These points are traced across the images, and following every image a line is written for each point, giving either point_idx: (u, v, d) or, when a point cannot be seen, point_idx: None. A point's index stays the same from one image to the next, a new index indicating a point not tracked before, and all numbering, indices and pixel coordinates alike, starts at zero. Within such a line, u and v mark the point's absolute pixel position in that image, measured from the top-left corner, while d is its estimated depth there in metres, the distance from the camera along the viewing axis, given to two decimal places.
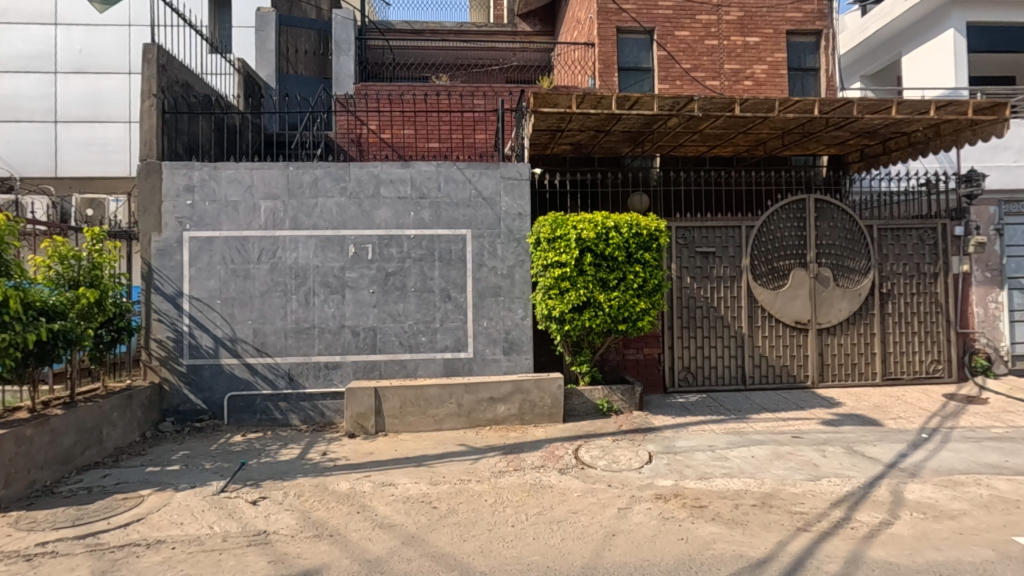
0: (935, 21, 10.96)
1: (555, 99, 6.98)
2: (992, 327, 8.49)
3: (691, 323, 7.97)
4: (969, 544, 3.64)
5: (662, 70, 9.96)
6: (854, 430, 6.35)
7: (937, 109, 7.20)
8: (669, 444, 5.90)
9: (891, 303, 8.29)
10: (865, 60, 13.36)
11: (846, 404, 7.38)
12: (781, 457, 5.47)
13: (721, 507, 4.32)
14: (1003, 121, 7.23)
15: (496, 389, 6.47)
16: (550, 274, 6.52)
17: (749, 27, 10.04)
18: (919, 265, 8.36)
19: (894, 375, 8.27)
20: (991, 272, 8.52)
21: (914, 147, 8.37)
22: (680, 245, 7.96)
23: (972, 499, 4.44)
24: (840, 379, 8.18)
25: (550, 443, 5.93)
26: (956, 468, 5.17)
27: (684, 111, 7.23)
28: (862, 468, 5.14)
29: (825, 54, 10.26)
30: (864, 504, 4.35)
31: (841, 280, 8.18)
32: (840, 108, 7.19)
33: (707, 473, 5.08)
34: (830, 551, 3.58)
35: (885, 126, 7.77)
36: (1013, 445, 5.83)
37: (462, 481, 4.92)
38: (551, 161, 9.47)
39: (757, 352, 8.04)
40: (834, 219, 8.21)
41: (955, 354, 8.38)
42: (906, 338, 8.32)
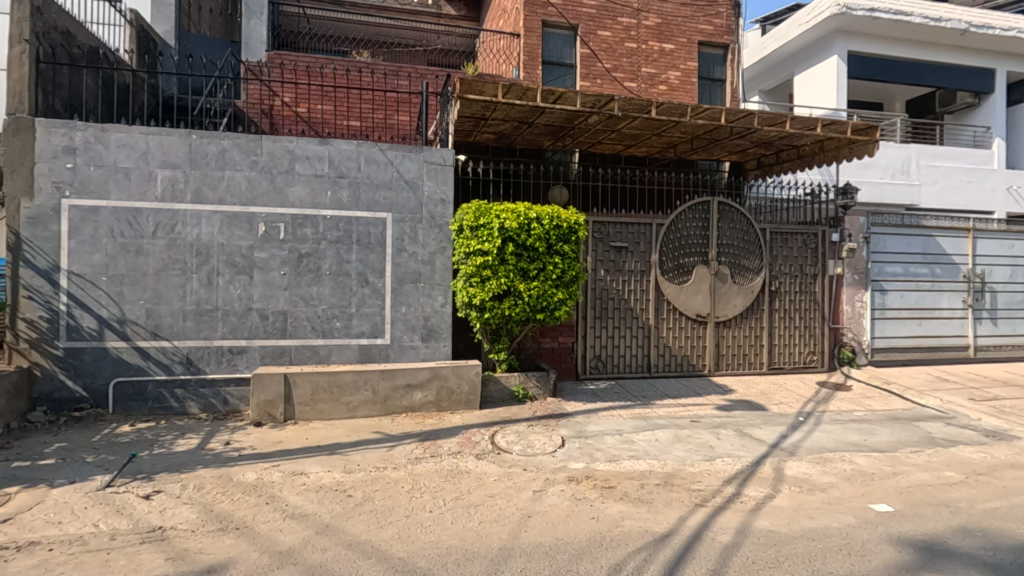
0: (823, 47, 12.15)
1: (481, 87, 6.97)
2: (857, 323, 9.64)
3: (603, 313, 8.33)
4: (835, 512, 4.15)
5: (584, 67, 10.23)
6: (743, 414, 6.98)
7: (823, 127, 8.01)
8: (580, 428, 6.15)
9: (778, 300, 9.15)
10: (763, 77, 14.52)
11: (737, 391, 8.09)
12: (681, 440, 5.89)
13: (628, 487, 4.60)
14: (875, 143, 8.18)
15: (413, 375, 6.40)
16: (471, 261, 6.53)
17: (665, 34, 10.56)
18: (802, 266, 9.29)
19: (778, 365, 9.15)
20: (858, 275, 9.65)
21: (802, 160, 9.27)
22: (596, 239, 8.27)
23: (839, 473, 5.04)
24: (733, 369, 8.93)
25: (466, 429, 5.97)
26: (826, 446, 5.84)
27: (604, 109, 7.47)
28: (750, 448, 5.67)
29: (731, 67, 11.02)
30: (751, 480, 4.81)
31: (737, 278, 8.90)
32: (743, 119, 7.79)
33: (615, 456, 5.37)
34: (723, 523, 3.93)
35: (779, 139, 8.51)
36: (871, 426, 6.68)
37: (377, 469, 4.84)
38: (473, 149, 9.49)
39: (661, 342, 8.57)
40: (733, 220, 8.90)
41: (828, 347, 9.43)
42: (789, 331, 9.23)
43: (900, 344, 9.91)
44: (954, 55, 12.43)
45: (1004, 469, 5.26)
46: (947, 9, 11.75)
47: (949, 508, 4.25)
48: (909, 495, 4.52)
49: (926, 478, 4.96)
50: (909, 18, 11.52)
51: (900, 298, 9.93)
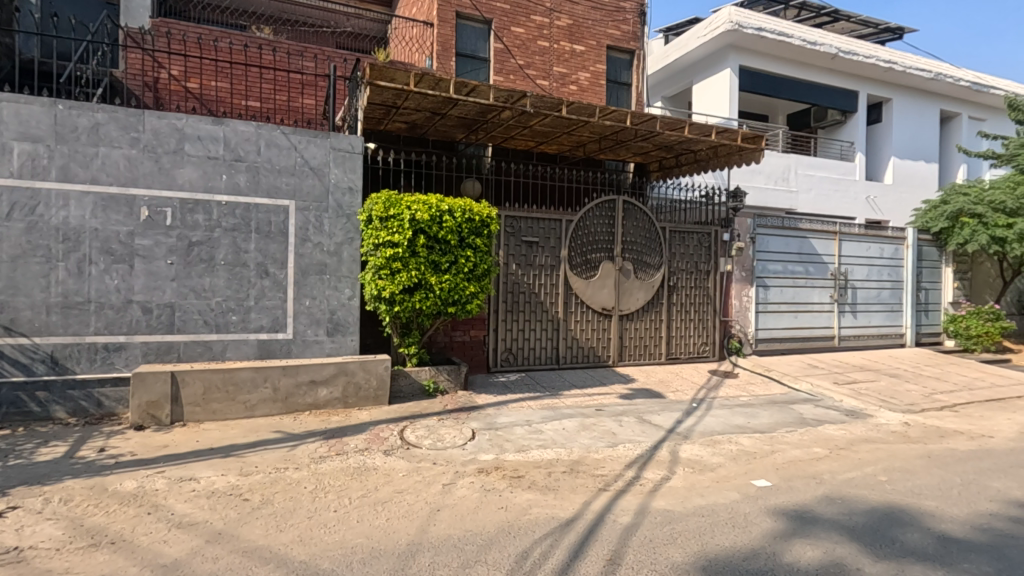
0: (718, 60, 13.07)
1: (393, 74, 6.78)
2: (743, 315, 10.53)
3: (514, 307, 8.44)
4: (722, 489, 4.51)
5: (498, 62, 10.27)
6: (644, 402, 7.40)
7: (717, 134, 8.63)
8: (491, 420, 6.21)
9: (676, 295, 9.76)
10: (664, 85, 15.35)
11: (638, 380, 8.56)
12: (587, 428, 6.13)
13: (536, 476, 4.71)
14: (760, 151, 8.96)
15: (318, 371, 6.13)
16: (381, 253, 6.35)
17: (576, 36, 10.86)
18: (697, 263, 9.97)
19: (675, 355, 9.78)
20: (745, 272, 10.53)
21: (698, 164, 9.95)
22: (508, 233, 8.36)
23: (726, 453, 5.48)
24: (635, 359, 9.41)
25: (374, 425, 5.81)
26: (715, 429, 6.33)
27: (517, 105, 7.56)
28: (649, 434, 6.02)
29: (636, 72, 11.55)
30: (650, 463, 5.11)
31: (639, 273, 9.38)
32: (647, 122, 8.20)
33: (524, 446, 5.48)
34: (624, 505, 4.13)
35: (679, 143, 9.06)
36: (753, 409, 7.34)
37: (277, 470, 4.59)
38: (383, 137, 9.23)
39: (569, 334, 8.84)
40: (637, 219, 9.37)
41: (718, 338, 10.22)
42: (685, 324, 9.89)
43: (779, 335, 10.94)
44: (826, 76, 13.88)
45: (860, 443, 5.99)
46: (821, 34, 13.11)
47: (816, 479, 4.77)
48: (784, 470, 5.02)
49: (798, 454, 5.53)
50: (790, 39, 12.71)
51: (779, 293, 10.95)
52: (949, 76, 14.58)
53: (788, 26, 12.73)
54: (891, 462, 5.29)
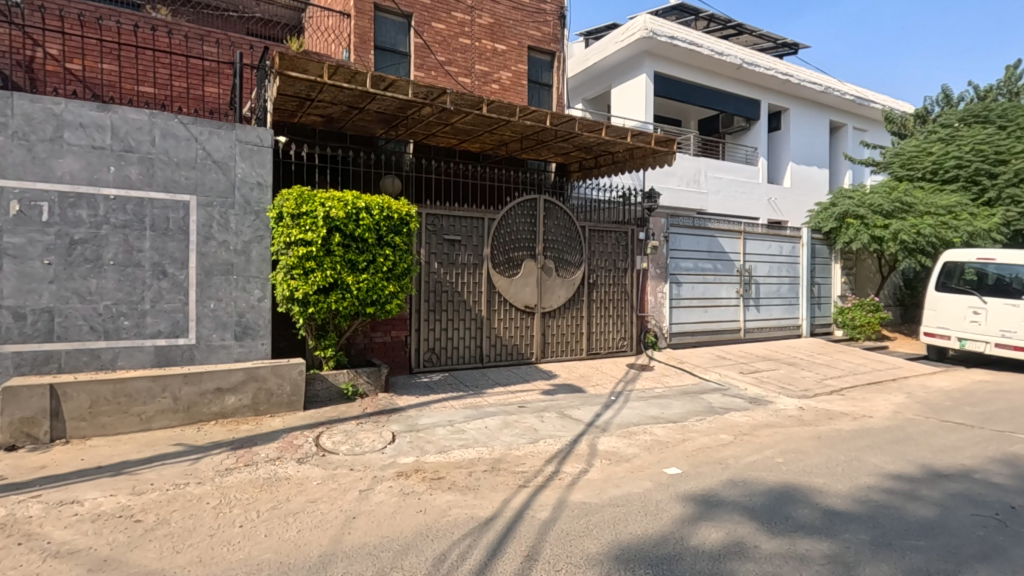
0: (634, 65, 13.59)
1: (305, 65, 6.48)
2: (658, 311, 11.04)
3: (437, 306, 8.35)
4: (636, 479, 4.70)
5: (418, 58, 10.10)
6: (565, 397, 7.57)
7: (633, 137, 8.96)
8: (412, 422, 6.10)
9: (595, 291, 10.05)
10: (584, 87, 15.73)
11: (560, 375, 8.75)
12: (509, 425, 6.17)
13: (457, 476, 4.68)
14: (672, 154, 9.41)
15: (225, 378, 5.76)
16: (293, 252, 6.06)
17: (498, 35, 10.89)
18: (615, 261, 10.32)
19: (595, 350, 10.07)
20: (660, 269, 11.04)
21: (616, 165, 10.29)
22: (429, 231, 8.25)
23: (641, 444, 5.71)
24: (557, 355, 9.60)
25: (287, 433, 5.54)
26: (632, 421, 6.58)
27: (437, 102, 7.46)
28: (569, 428, 6.16)
29: (557, 74, 11.76)
30: (569, 458, 5.22)
31: (560, 271, 9.57)
32: (566, 123, 8.36)
33: (445, 447, 5.42)
34: (542, 501, 4.20)
35: (597, 144, 9.32)
36: (667, 400, 7.71)
37: (176, 486, 4.26)
38: (297, 131, 8.83)
39: (493, 333, 8.87)
40: (558, 218, 9.55)
41: (636, 333, 10.64)
42: (605, 319, 10.21)
43: (691, 328, 11.57)
44: (732, 85, 14.79)
45: (761, 428, 6.45)
46: (728, 46, 13.98)
47: (721, 464, 5.07)
48: (693, 457, 5.30)
49: (706, 441, 5.86)
50: (700, 48, 13.44)
51: (691, 289, 11.55)
52: (836, 90, 16.01)
53: (697, 36, 13.45)
54: (787, 444, 5.73)
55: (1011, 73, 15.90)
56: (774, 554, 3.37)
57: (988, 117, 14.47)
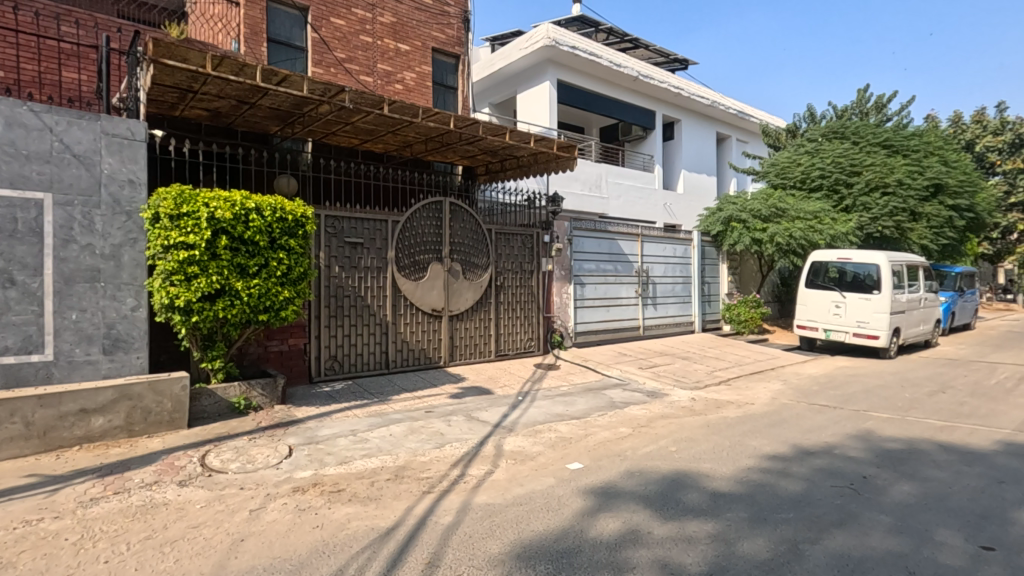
0: (538, 72, 13.91)
1: (184, 54, 5.97)
2: (564, 311, 11.38)
3: (338, 312, 8.03)
4: (540, 476, 4.78)
5: (315, 54, 9.67)
6: (473, 399, 7.57)
7: (536, 142, 9.14)
8: (311, 434, 5.81)
9: (503, 293, 10.16)
10: (490, 92, 15.84)
11: (468, 378, 8.74)
12: (414, 431, 6.06)
13: (358, 487, 4.51)
14: (574, 159, 9.73)
15: (91, 397, 5.16)
16: (172, 256, 5.55)
17: (400, 34, 10.70)
18: (521, 263, 10.48)
19: (504, 351, 10.17)
20: (564, 271, 11.37)
21: (521, 169, 10.46)
22: (328, 234, 7.92)
23: (545, 441, 5.83)
24: (465, 358, 9.58)
25: (167, 454, 5.06)
26: (537, 419, 6.71)
27: (334, 99, 7.16)
28: (476, 430, 6.16)
29: (462, 77, 11.75)
30: (475, 460, 5.22)
31: (468, 274, 9.56)
32: (470, 126, 8.35)
33: (346, 457, 5.21)
34: (446, 505, 4.15)
35: (502, 148, 9.41)
36: (571, 397, 7.95)
37: (27, 524, 3.74)
38: (179, 125, 8.13)
39: (399, 337, 8.67)
40: (464, 221, 9.53)
41: (543, 333, 10.88)
42: (512, 321, 10.34)
43: (595, 327, 12.03)
44: (630, 95, 15.57)
45: (657, 419, 6.83)
46: (625, 58, 14.72)
47: (620, 457, 5.30)
48: (594, 451, 5.49)
49: (607, 435, 6.10)
50: (600, 59, 14.04)
51: (594, 290, 12.01)
52: (721, 105, 17.39)
53: (597, 48, 14.04)
54: (679, 433, 6.11)
55: (862, 96, 18.08)
56: (665, 538, 3.56)
57: (845, 134, 16.36)
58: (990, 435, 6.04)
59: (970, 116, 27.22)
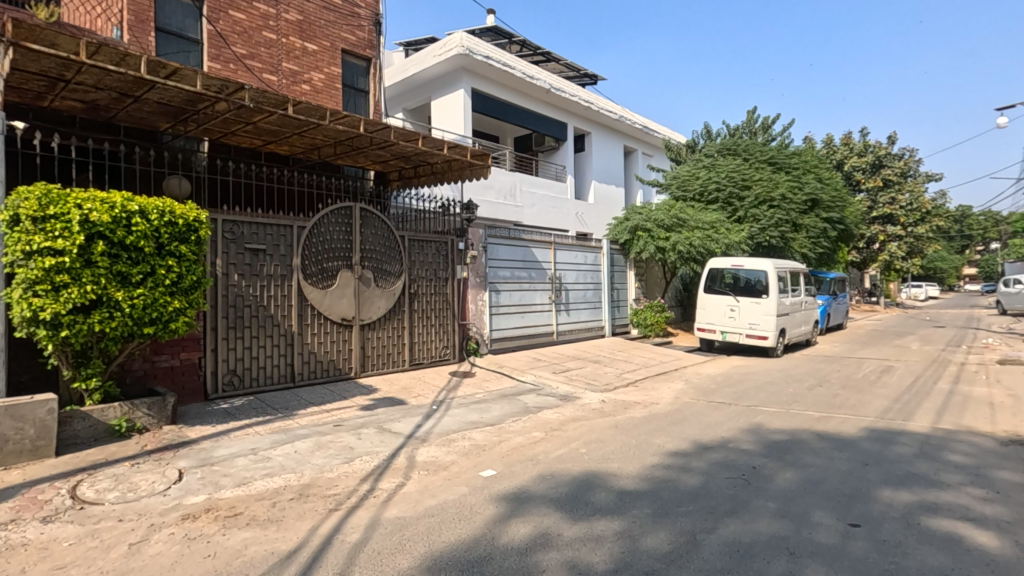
0: (452, 80, 13.92)
1: (53, 38, 5.37)
2: (479, 318, 11.39)
3: (238, 323, 7.51)
4: (452, 485, 4.73)
5: (212, 48, 9.05)
6: (385, 411, 7.36)
7: (449, 149, 9.10)
8: (204, 456, 5.37)
9: (417, 301, 9.99)
10: (403, 97, 15.61)
11: (381, 389, 8.49)
12: (322, 446, 5.78)
13: (257, 510, 4.22)
14: (487, 167, 9.80)
15: None
16: (35, 264, 4.93)
17: (307, 33, 10.29)
18: (436, 270, 10.38)
19: (418, 360, 9.99)
20: (479, 278, 11.40)
21: (434, 176, 10.36)
22: (227, 240, 7.41)
23: (459, 450, 5.79)
24: (378, 368, 9.30)
25: (28, 487, 4.46)
26: (452, 428, 6.65)
27: (232, 97, 6.72)
28: (387, 442, 5.99)
29: (373, 81, 11.48)
30: (386, 473, 5.06)
31: (379, 281, 9.32)
32: (381, 131, 8.16)
33: (245, 479, 4.87)
34: (354, 522, 3.99)
35: (415, 154, 9.27)
36: (486, 404, 7.96)
37: None
38: (48, 117, 7.28)
39: (306, 348, 8.27)
40: (375, 227, 9.28)
41: (458, 341, 10.82)
42: (427, 329, 10.19)
43: (510, 333, 12.16)
44: (542, 107, 15.96)
45: (569, 423, 6.99)
46: (537, 71, 15.10)
47: (532, 461, 5.36)
48: (507, 457, 5.52)
49: (521, 440, 6.16)
50: (513, 70, 14.30)
51: (509, 297, 12.14)
52: (628, 120, 18.28)
53: (510, 59, 14.29)
54: (590, 436, 6.29)
55: (751, 117, 19.74)
56: (574, 539, 3.64)
57: (737, 151, 17.78)
58: (858, 423, 6.77)
59: (840, 138, 30.59)
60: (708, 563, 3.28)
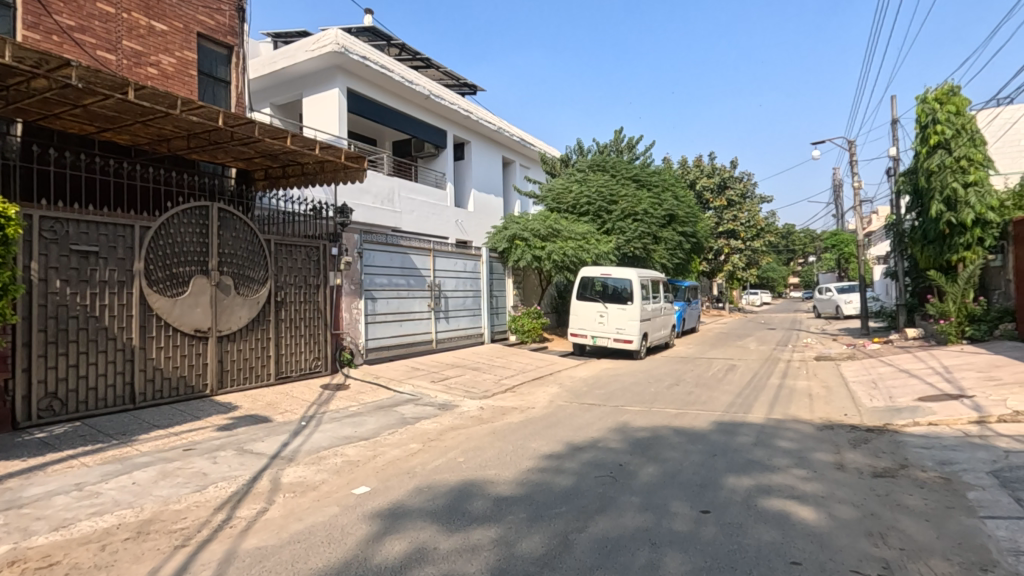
0: (326, 78, 13.27)
1: None
2: (354, 327, 10.91)
3: (61, 337, 6.43)
4: (321, 507, 4.43)
5: (29, 15, 7.68)
6: (246, 430, 6.73)
7: (322, 149, 8.61)
8: (11, 497, 4.49)
9: (284, 310, 9.32)
10: (270, 91, 14.54)
11: (241, 406, 7.76)
12: (167, 475, 5.12)
13: (81, 557, 3.61)
14: (363, 171, 9.44)
15: None
16: None
17: (155, 11, 9.18)
18: (305, 277, 9.76)
19: (285, 373, 9.30)
20: (354, 285, 10.93)
21: (305, 177, 9.75)
22: (45, 240, 6.33)
23: (330, 468, 5.46)
24: (238, 384, 8.49)
25: None
26: (322, 445, 6.27)
27: (56, 75, 5.77)
28: (248, 465, 5.47)
29: (235, 71, 10.53)
30: (245, 500, 4.61)
31: (240, 289, 8.53)
32: (243, 126, 7.49)
33: (66, 520, 4.15)
34: (205, 558, 3.57)
35: (283, 153, 8.65)
36: (360, 418, 7.61)
37: None
38: None
39: (150, 365, 7.31)
40: (236, 229, 8.51)
41: (330, 351, 10.25)
42: (295, 340, 9.53)
43: (387, 343, 11.79)
44: (422, 113, 15.80)
45: (446, 432, 6.92)
46: (416, 76, 14.94)
47: (409, 474, 5.21)
48: (382, 472, 5.31)
49: (397, 453, 5.97)
50: (391, 73, 13.99)
51: (386, 304, 11.77)
52: (506, 132, 18.73)
53: (388, 62, 13.98)
54: (467, 444, 6.28)
55: (618, 136, 21.24)
56: (451, 551, 3.59)
57: (605, 167, 19.01)
58: (708, 418, 7.51)
59: (693, 161, 34.02)
60: (580, 562, 3.41)
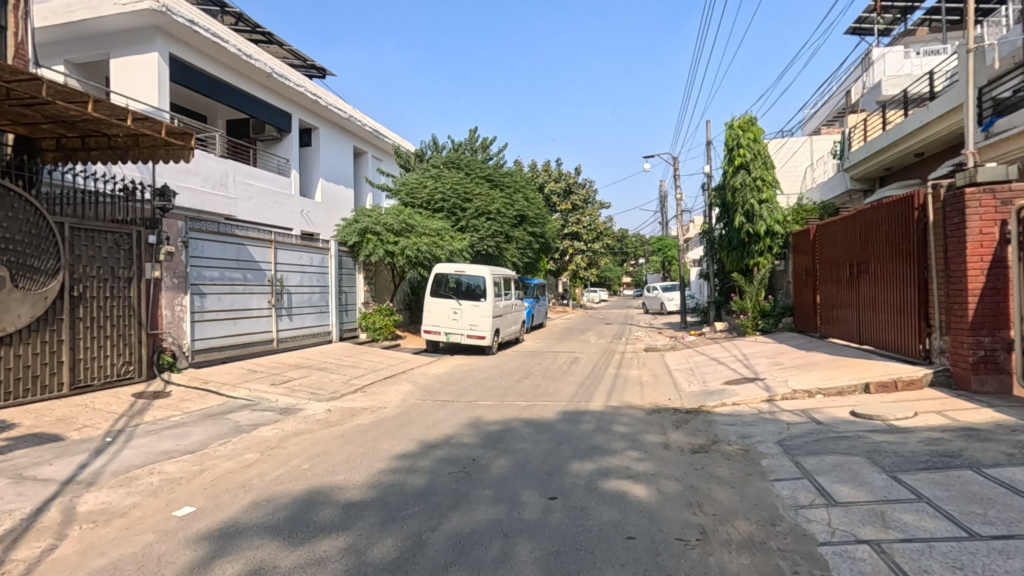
0: (142, 40, 11.46)
1: None
2: (176, 327, 9.62)
3: None
4: (131, 536, 3.81)
5: None
6: (27, 453, 5.55)
7: (134, 121, 7.41)
8: None
9: (82, 307, 7.83)
10: (69, 47, 12.13)
11: (21, 424, 6.38)
12: None
13: None
14: (189, 149, 8.38)
15: None
16: None
17: None
18: (113, 267, 8.36)
19: (83, 382, 7.83)
20: (177, 278, 9.64)
21: (112, 151, 8.29)
22: None
23: (143, 489, 4.73)
24: (14, 398, 6.97)
25: None
26: (134, 463, 5.41)
27: None
28: (31, 494, 4.51)
29: (14, 13, 8.59)
30: (25, 537, 3.79)
31: (20, 281, 7.02)
32: (25, 83, 6.15)
33: None
34: None
35: (81, 121, 7.26)
36: (183, 429, 6.71)
37: None
38: None
39: None
40: (13, 207, 6.98)
41: (145, 354, 8.86)
42: (97, 342, 8.08)
43: (218, 343, 10.57)
44: (263, 91, 14.39)
45: (289, 438, 6.40)
46: (256, 50, 13.59)
47: (243, 488, 4.71)
48: (210, 488, 4.73)
49: (229, 466, 5.37)
50: (224, 44, 12.52)
51: (216, 301, 10.53)
52: (357, 121, 17.89)
53: (221, 31, 12.49)
54: (313, 449, 5.87)
55: (472, 135, 21.49)
56: (294, 567, 3.32)
57: (460, 165, 19.12)
58: (555, 408, 7.93)
59: (542, 165, 35.86)
60: (433, 561, 3.37)
